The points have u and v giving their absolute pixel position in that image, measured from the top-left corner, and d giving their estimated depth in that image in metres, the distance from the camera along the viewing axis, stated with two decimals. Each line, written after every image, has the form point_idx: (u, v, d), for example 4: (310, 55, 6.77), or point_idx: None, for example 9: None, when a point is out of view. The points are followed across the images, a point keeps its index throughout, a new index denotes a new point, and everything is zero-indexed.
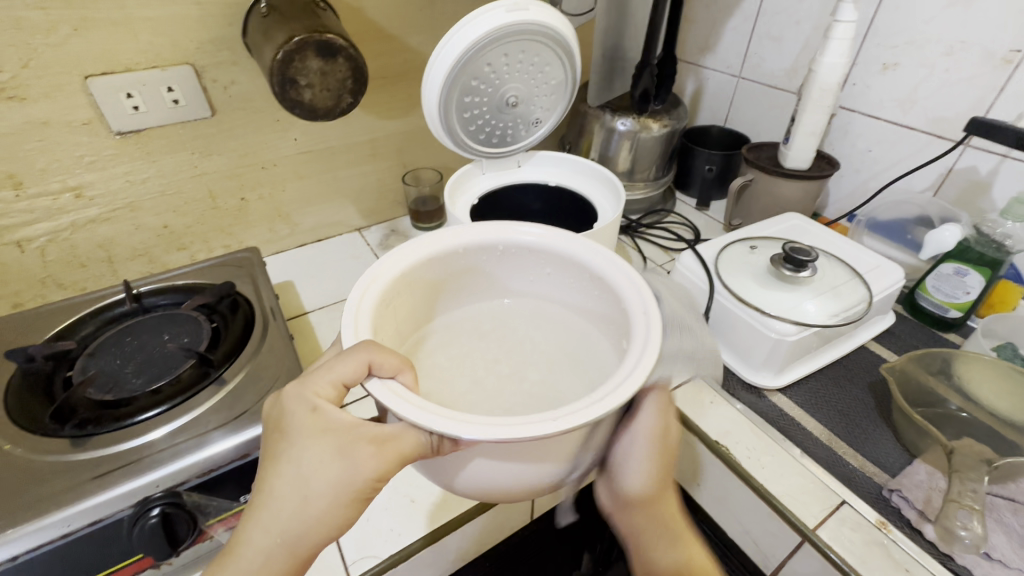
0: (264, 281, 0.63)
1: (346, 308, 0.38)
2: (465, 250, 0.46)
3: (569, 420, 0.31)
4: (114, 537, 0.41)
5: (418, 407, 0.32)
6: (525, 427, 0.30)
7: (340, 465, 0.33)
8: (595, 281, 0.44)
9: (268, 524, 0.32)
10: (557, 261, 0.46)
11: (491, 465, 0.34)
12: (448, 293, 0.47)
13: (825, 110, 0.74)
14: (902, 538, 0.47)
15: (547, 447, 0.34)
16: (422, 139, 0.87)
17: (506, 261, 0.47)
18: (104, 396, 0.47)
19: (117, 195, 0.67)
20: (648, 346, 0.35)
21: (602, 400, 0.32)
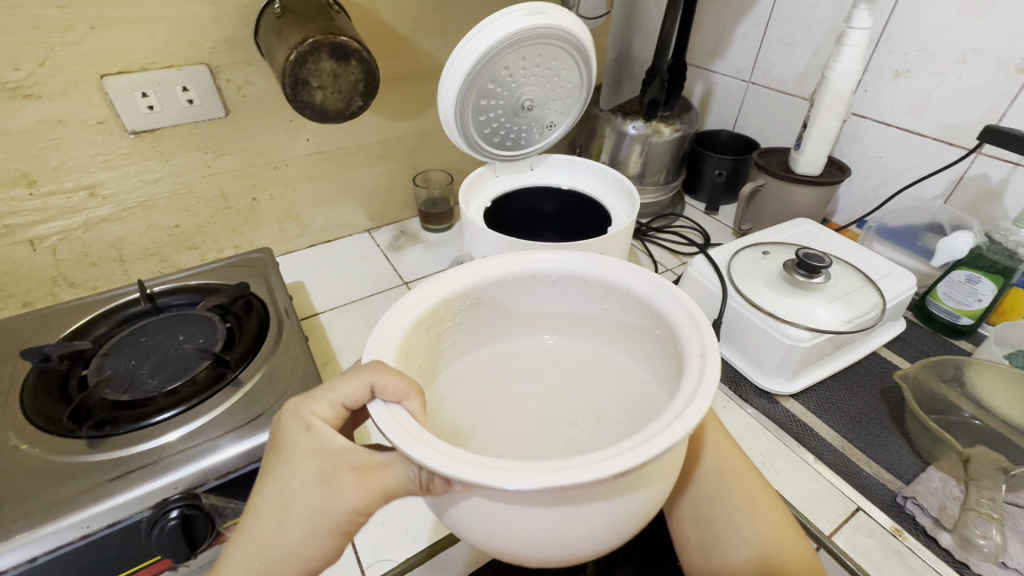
0: (278, 282, 0.63)
1: (374, 333, 0.36)
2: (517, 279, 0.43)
3: (579, 472, 0.26)
4: (133, 538, 0.41)
5: (416, 437, 0.29)
6: (529, 475, 0.26)
7: (320, 493, 0.33)
8: (646, 312, 0.40)
9: (248, 547, 0.33)
10: (614, 295, 0.42)
11: (500, 517, 0.30)
12: (485, 323, 0.44)
13: (837, 116, 0.74)
14: (917, 545, 0.48)
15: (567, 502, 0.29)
16: (432, 140, 0.87)
17: (548, 290, 0.44)
18: (119, 396, 0.47)
19: (130, 194, 0.67)
20: (697, 395, 0.30)
21: (625, 451, 0.27)
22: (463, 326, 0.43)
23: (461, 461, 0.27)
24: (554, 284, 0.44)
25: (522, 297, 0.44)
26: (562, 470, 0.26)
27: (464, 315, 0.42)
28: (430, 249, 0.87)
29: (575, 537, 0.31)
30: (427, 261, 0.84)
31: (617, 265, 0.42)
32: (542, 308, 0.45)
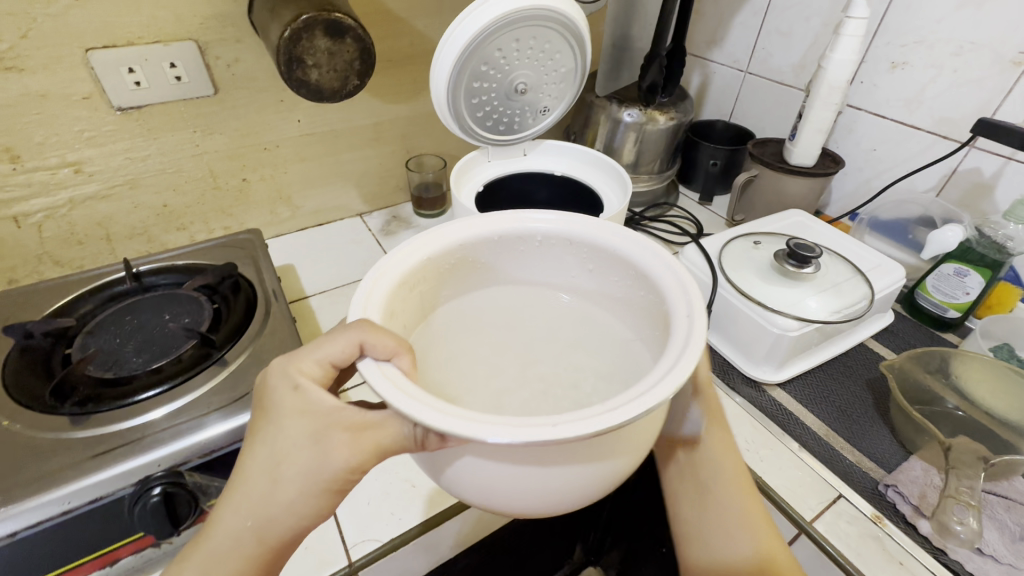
0: (266, 263, 0.62)
1: (360, 286, 0.37)
2: (500, 238, 0.44)
3: (574, 428, 0.27)
4: (115, 515, 0.41)
5: (410, 394, 0.29)
6: (517, 432, 0.27)
7: (312, 451, 0.33)
8: (634, 275, 0.41)
9: (242, 505, 0.33)
10: (598, 255, 0.43)
11: (490, 470, 0.31)
12: (475, 280, 0.45)
13: (833, 107, 0.73)
14: (896, 531, 0.48)
15: (554, 453, 0.30)
16: (426, 125, 0.87)
17: (538, 252, 0.45)
18: (103, 374, 0.47)
19: (116, 171, 0.66)
20: (685, 354, 0.31)
21: (617, 407, 0.28)
22: (451, 283, 0.43)
23: (453, 417, 0.27)
24: (540, 243, 0.44)
25: (505, 255, 0.45)
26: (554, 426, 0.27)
27: (453, 271, 0.43)
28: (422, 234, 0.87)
29: (558, 489, 0.32)
30: None
31: (609, 229, 0.43)
32: (533, 267, 0.46)
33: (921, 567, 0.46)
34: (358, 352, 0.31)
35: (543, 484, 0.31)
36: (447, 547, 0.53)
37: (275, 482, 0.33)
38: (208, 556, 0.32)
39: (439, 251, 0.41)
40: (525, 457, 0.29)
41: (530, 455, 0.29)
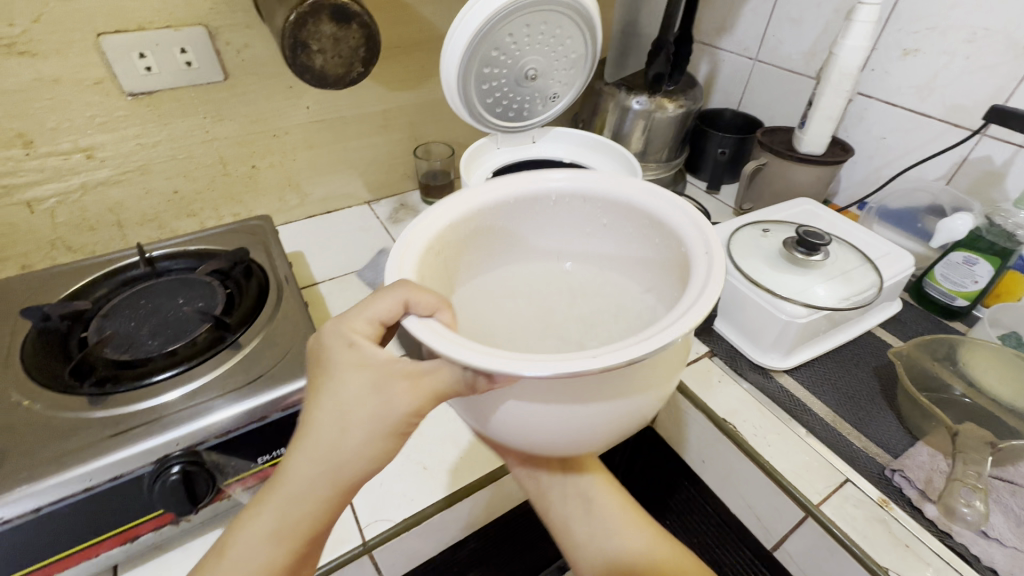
0: (278, 249, 0.63)
1: (396, 246, 0.40)
2: (518, 200, 0.48)
3: (615, 355, 0.30)
4: (134, 493, 0.41)
5: (457, 342, 0.32)
6: (562, 364, 0.30)
7: (376, 399, 0.34)
8: (646, 227, 0.46)
9: (312, 454, 0.34)
10: (613, 209, 0.47)
11: (536, 410, 0.34)
12: (497, 240, 0.49)
13: (843, 94, 0.73)
14: (902, 515, 0.49)
15: (589, 390, 0.33)
16: (434, 112, 0.86)
17: (556, 211, 0.49)
18: (120, 356, 0.47)
19: (127, 157, 0.66)
20: (707, 285, 0.35)
21: (651, 336, 0.32)
22: (478, 244, 0.47)
23: (498, 356, 0.31)
24: (556, 202, 0.48)
25: (524, 217, 0.49)
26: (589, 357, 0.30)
27: (478, 231, 0.46)
28: None
29: (592, 427, 0.35)
30: None
31: (623, 185, 0.47)
32: (551, 226, 0.50)
33: (926, 549, 0.47)
34: (415, 309, 0.34)
35: (580, 420, 0.34)
36: (459, 527, 0.54)
37: (343, 429, 0.34)
38: (282, 501, 0.34)
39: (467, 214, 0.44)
40: (561, 395, 0.33)
41: (567, 393, 0.33)
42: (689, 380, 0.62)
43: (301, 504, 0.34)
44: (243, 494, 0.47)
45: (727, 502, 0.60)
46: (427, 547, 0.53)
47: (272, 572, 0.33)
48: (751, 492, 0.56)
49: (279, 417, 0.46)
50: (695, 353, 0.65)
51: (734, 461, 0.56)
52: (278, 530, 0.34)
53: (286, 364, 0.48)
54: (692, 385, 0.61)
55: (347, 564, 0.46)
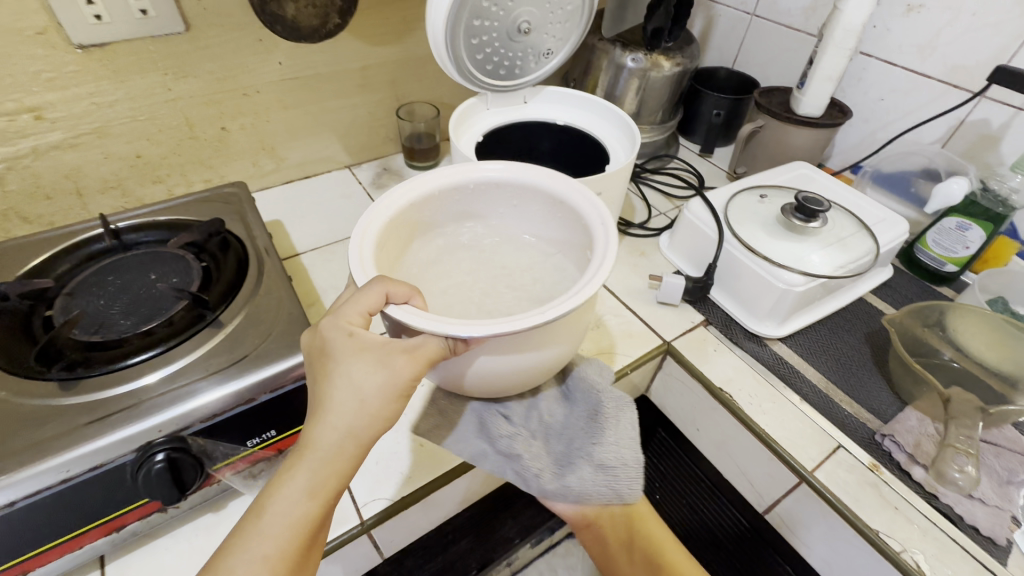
0: (256, 218, 0.59)
1: (351, 250, 0.38)
2: (435, 194, 0.46)
3: (560, 307, 0.35)
4: (117, 482, 0.39)
5: (418, 313, 0.34)
6: (518, 322, 0.34)
7: (385, 374, 0.33)
8: (555, 206, 0.46)
9: (336, 424, 0.33)
10: (519, 191, 0.48)
11: (502, 359, 0.38)
12: (422, 228, 0.48)
13: (846, 53, 0.70)
14: (891, 479, 0.50)
15: (529, 338, 0.37)
16: (416, 70, 0.81)
17: (471, 199, 0.48)
18: (91, 337, 0.44)
19: (82, 118, 0.60)
20: (608, 249, 0.39)
21: (580, 288, 0.36)
22: (408, 234, 0.46)
23: (451, 320, 0.34)
24: (468, 191, 0.48)
25: (440, 208, 0.48)
26: (532, 314, 0.35)
27: (407, 225, 0.46)
28: None
29: (536, 366, 0.40)
30: None
31: (533, 171, 0.47)
32: (468, 211, 0.50)
33: (915, 510, 0.48)
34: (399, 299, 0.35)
35: (533, 359, 0.40)
36: (456, 500, 0.54)
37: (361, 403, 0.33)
38: (313, 469, 0.33)
39: (396, 209, 0.43)
40: (504, 346, 0.36)
41: (510, 344, 0.36)
42: (684, 349, 0.61)
43: (332, 467, 0.33)
44: (233, 479, 0.44)
45: (720, 468, 0.61)
46: (426, 521, 0.53)
47: (308, 528, 0.33)
48: (745, 459, 0.57)
49: (268, 399, 0.43)
50: (691, 322, 0.64)
51: (729, 428, 0.57)
52: (314, 487, 0.33)
53: (272, 344, 0.45)
54: (688, 355, 0.60)
55: (348, 543, 0.45)
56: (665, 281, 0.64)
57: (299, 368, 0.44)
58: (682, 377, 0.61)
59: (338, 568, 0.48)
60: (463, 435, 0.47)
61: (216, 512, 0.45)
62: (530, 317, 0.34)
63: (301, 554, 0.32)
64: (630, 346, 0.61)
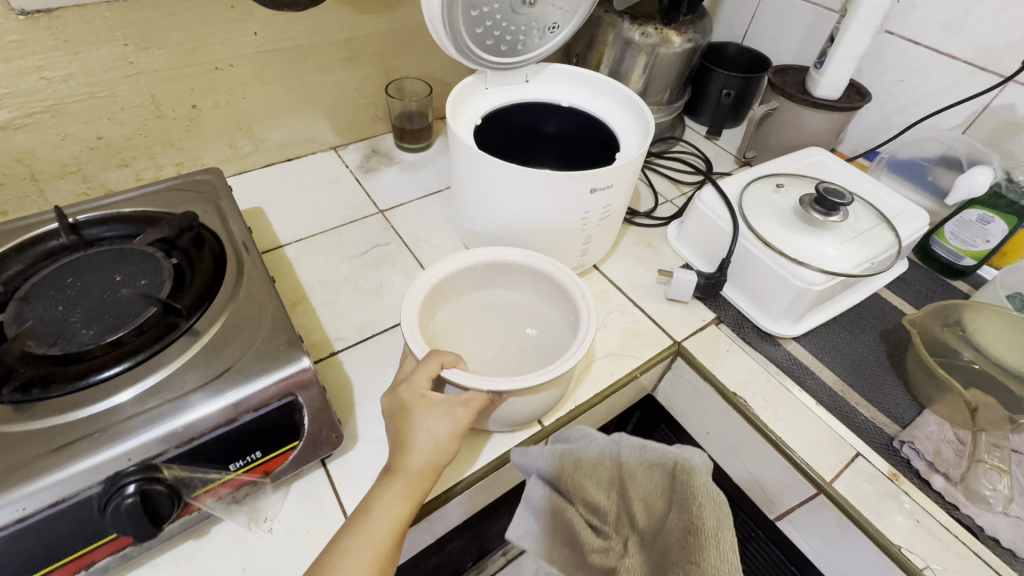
0: (233, 211, 0.53)
1: (405, 322, 0.44)
2: (440, 283, 0.49)
3: (568, 363, 0.43)
4: (82, 517, 0.35)
5: (457, 370, 0.41)
6: (537, 377, 0.41)
7: (452, 420, 0.40)
8: (563, 294, 0.50)
9: (419, 455, 0.40)
10: (512, 270, 0.52)
11: (521, 407, 0.45)
12: (447, 296, 0.51)
13: (870, 30, 0.66)
14: (912, 489, 0.48)
15: (539, 392, 0.44)
16: (407, 42, 0.74)
17: (467, 281, 0.51)
18: (47, 350, 0.39)
19: (30, 95, 0.54)
20: (590, 316, 0.46)
21: (578, 348, 0.44)
22: (435, 304, 0.50)
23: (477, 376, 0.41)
24: (467, 275, 0.51)
25: (442, 293, 0.50)
26: (540, 373, 0.42)
27: (436, 297, 0.50)
28: (407, 171, 0.77)
29: (536, 413, 0.46)
30: (404, 185, 0.74)
31: (547, 259, 0.50)
32: (487, 282, 0.53)
33: (936, 524, 0.46)
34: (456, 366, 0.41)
35: (544, 404, 0.47)
36: (457, 513, 0.51)
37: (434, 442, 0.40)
38: (404, 486, 0.39)
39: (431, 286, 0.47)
40: (511, 399, 0.43)
41: (516, 398, 0.43)
42: (696, 350, 0.58)
43: (418, 483, 0.39)
44: (215, 506, 0.40)
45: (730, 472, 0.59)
46: (426, 536, 0.50)
47: (399, 526, 0.38)
48: (758, 466, 0.55)
49: (251, 419, 0.39)
50: (702, 320, 0.61)
51: (744, 434, 0.54)
52: (405, 494, 0.39)
53: (253, 357, 0.41)
54: (700, 356, 0.57)
55: None
56: (676, 277, 0.61)
57: (285, 383, 0.40)
58: (693, 380, 0.58)
59: None
60: (542, 527, 0.51)
61: (196, 540, 0.41)
62: (538, 376, 0.42)
63: (394, 552, 0.38)
64: (640, 348, 0.58)
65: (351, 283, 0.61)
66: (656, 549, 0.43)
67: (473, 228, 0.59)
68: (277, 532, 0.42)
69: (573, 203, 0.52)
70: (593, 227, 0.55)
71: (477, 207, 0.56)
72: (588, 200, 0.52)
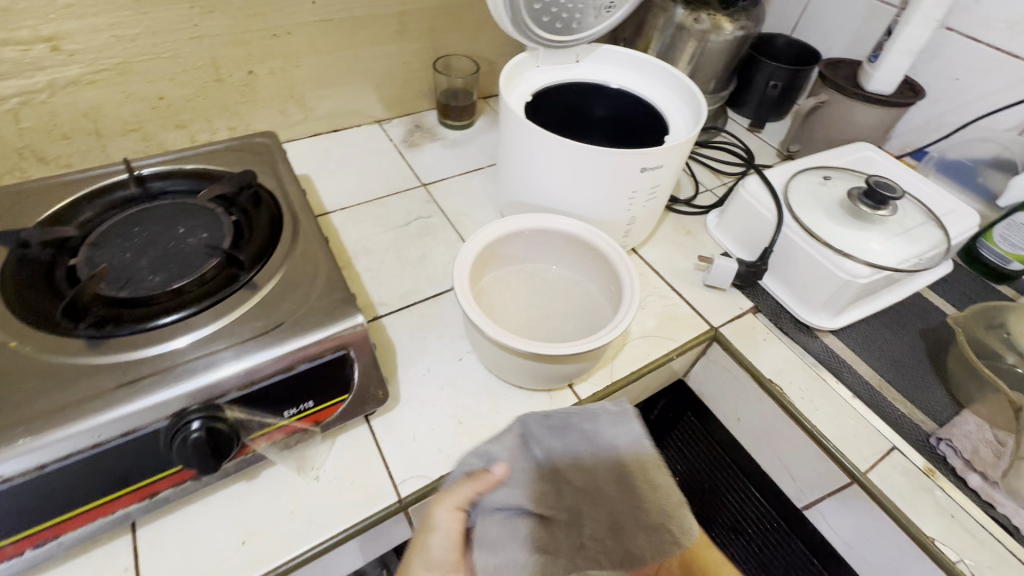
0: (289, 173, 0.55)
1: (458, 280, 0.45)
2: (493, 241, 0.50)
3: (610, 335, 0.43)
4: (150, 449, 0.37)
5: (498, 331, 0.43)
6: (577, 346, 0.43)
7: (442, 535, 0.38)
8: (608, 270, 0.51)
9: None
10: (558, 237, 0.53)
11: (559, 370, 0.46)
12: (496, 258, 0.53)
13: (931, 24, 0.64)
14: (947, 485, 0.48)
15: (578, 360, 0.45)
16: (456, 19, 0.75)
17: (517, 243, 0.53)
18: (118, 292, 0.41)
19: (101, 52, 0.56)
20: (633, 291, 0.47)
21: (620, 321, 0.44)
22: (487, 262, 0.52)
23: (515, 335, 0.43)
24: (517, 237, 0.52)
25: (493, 253, 0.52)
26: (575, 345, 0.43)
27: (487, 257, 0.52)
28: (449, 148, 0.78)
29: (566, 377, 0.48)
30: (446, 161, 0.75)
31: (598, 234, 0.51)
32: (537, 250, 0.54)
33: (971, 519, 0.46)
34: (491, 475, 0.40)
35: (580, 370, 0.48)
36: None
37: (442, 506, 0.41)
38: None
39: (487, 244, 0.49)
40: (546, 362, 0.44)
41: (550, 362, 0.44)
42: (733, 336, 0.58)
43: None
44: (269, 450, 0.42)
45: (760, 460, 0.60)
46: None
47: None
48: (788, 453, 0.55)
49: (306, 369, 0.41)
50: (740, 308, 0.61)
51: (777, 422, 0.54)
52: None
53: (310, 311, 0.42)
54: (737, 342, 0.58)
55: (385, 520, 0.43)
56: (717, 264, 0.61)
57: (339, 338, 0.41)
58: (728, 365, 0.58)
59: (370, 546, 0.46)
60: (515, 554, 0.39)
61: (248, 482, 0.43)
62: (573, 347, 0.43)
63: None
64: (677, 330, 0.58)
65: (394, 251, 0.62)
66: (602, 499, 0.41)
67: (517, 203, 0.59)
68: (323, 480, 0.44)
69: (622, 182, 0.52)
70: (639, 207, 0.56)
71: (524, 182, 0.56)
72: (636, 179, 0.52)
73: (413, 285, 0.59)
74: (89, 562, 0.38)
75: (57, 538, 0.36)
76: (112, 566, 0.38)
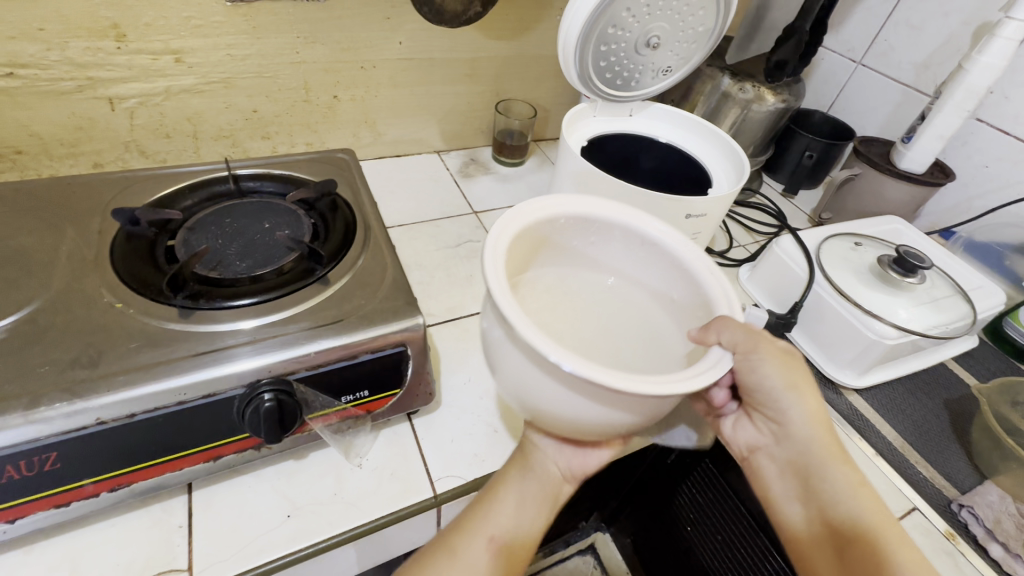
0: (364, 186, 0.60)
1: (489, 260, 0.36)
2: (547, 223, 0.43)
3: (680, 383, 0.33)
4: (224, 413, 0.40)
5: (542, 335, 0.32)
6: (636, 383, 0.32)
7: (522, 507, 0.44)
8: (687, 291, 0.43)
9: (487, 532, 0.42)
10: (625, 238, 0.45)
11: (580, 407, 0.34)
12: (543, 248, 0.45)
13: (963, 113, 0.69)
14: (968, 551, 0.48)
15: (624, 408, 0.34)
16: (520, 68, 0.82)
17: (575, 235, 0.45)
18: (210, 273, 0.46)
19: (214, 67, 0.63)
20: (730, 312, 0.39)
21: (701, 369, 0.35)
22: (532, 251, 0.44)
23: (553, 342, 0.32)
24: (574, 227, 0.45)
25: (543, 238, 0.44)
26: (631, 381, 0.32)
27: (530, 243, 0.43)
28: (500, 182, 0.84)
29: (595, 427, 0.36)
30: (497, 194, 0.81)
31: (697, 252, 0.43)
32: (611, 255, 0.47)
33: None
34: None
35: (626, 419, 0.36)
36: None
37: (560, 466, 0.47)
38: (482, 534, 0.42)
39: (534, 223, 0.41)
40: (600, 400, 0.33)
41: (603, 400, 0.33)
42: None
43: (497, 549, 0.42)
44: (323, 431, 0.45)
45: None
46: None
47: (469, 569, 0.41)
48: None
49: (366, 360, 0.44)
50: None
51: None
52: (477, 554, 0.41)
53: (376, 307, 0.46)
54: None
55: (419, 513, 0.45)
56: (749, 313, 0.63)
57: (400, 334, 0.45)
58: None
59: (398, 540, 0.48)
60: None
61: (296, 461, 0.46)
62: (626, 383, 0.31)
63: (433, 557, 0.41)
64: None
65: (443, 269, 0.66)
66: None
67: None
68: (365, 469, 0.47)
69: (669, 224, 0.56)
70: None
71: None
72: (681, 224, 0.56)
73: (460, 301, 0.63)
74: (148, 514, 0.41)
75: (129, 486, 0.39)
76: (167, 521, 0.41)
